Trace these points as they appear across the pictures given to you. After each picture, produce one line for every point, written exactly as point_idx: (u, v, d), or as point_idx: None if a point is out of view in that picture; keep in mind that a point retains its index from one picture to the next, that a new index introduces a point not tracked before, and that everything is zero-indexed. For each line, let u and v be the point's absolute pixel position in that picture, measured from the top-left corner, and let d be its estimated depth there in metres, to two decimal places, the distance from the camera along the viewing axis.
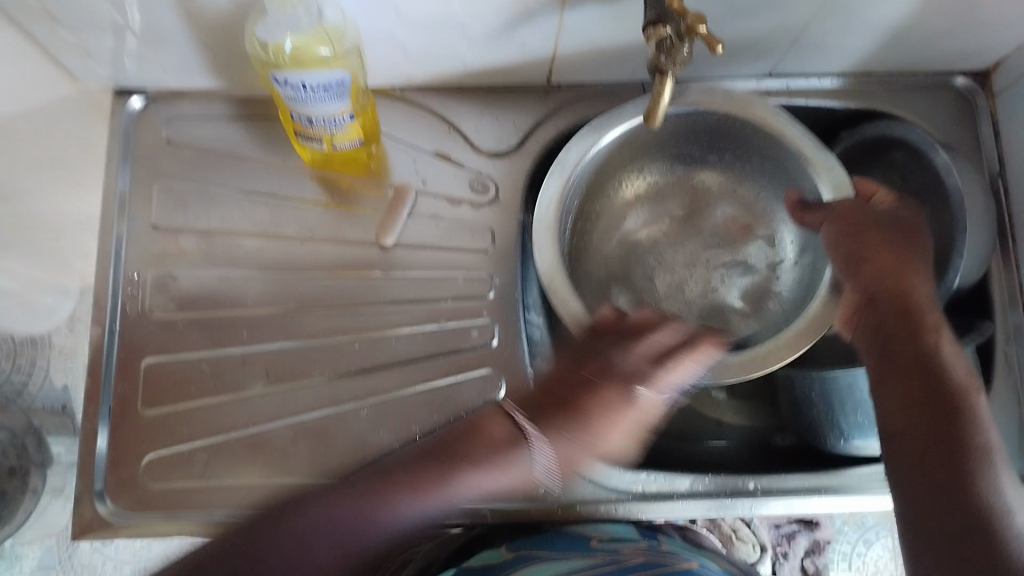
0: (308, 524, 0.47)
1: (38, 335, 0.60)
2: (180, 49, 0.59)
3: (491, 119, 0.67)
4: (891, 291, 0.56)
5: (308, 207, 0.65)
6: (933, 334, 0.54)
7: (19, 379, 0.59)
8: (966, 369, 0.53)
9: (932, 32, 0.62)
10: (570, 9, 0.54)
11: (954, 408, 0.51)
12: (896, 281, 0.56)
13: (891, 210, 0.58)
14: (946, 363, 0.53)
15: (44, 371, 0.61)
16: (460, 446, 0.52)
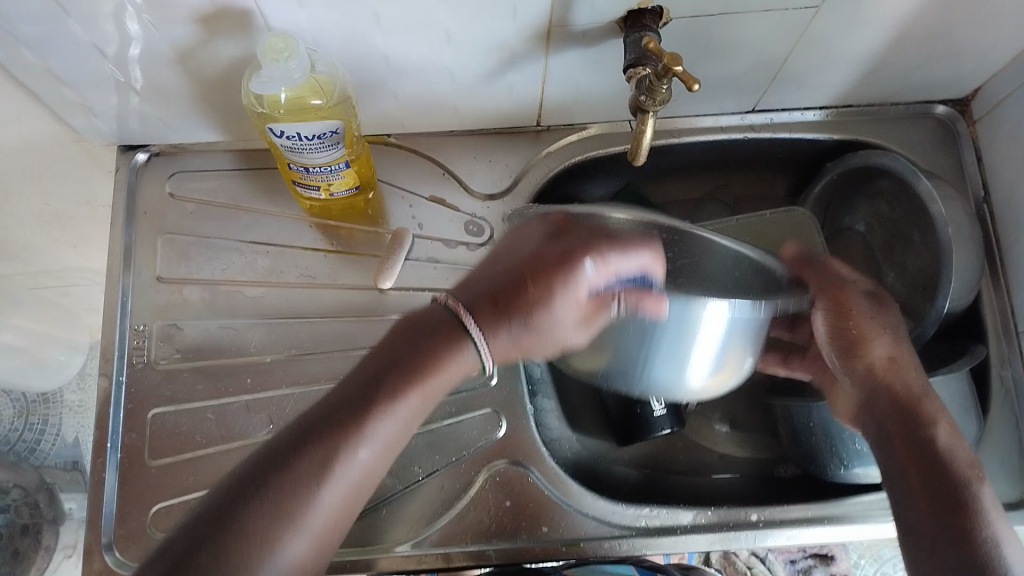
0: (278, 489, 0.43)
1: (51, 393, 0.67)
2: (180, 106, 0.61)
3: (483, 163, 0.68)
4: (865, 360, 0.57)
5: (308, 254, 0.66)
6: (936, 422, 0.53)
7: (31, 436, 0.65)
8: (969, 458, 0.51)
9: (909, 63, 0.64)
10: (554, 54, 0.56)
11: (952, 485, 0.49)
12: (877, 352, 0.56)
13: (868, 288, 0.59)
14: (948, 449, 0.51)
15: (57, 428, 0.66)
16: (410, 361, 0.47)
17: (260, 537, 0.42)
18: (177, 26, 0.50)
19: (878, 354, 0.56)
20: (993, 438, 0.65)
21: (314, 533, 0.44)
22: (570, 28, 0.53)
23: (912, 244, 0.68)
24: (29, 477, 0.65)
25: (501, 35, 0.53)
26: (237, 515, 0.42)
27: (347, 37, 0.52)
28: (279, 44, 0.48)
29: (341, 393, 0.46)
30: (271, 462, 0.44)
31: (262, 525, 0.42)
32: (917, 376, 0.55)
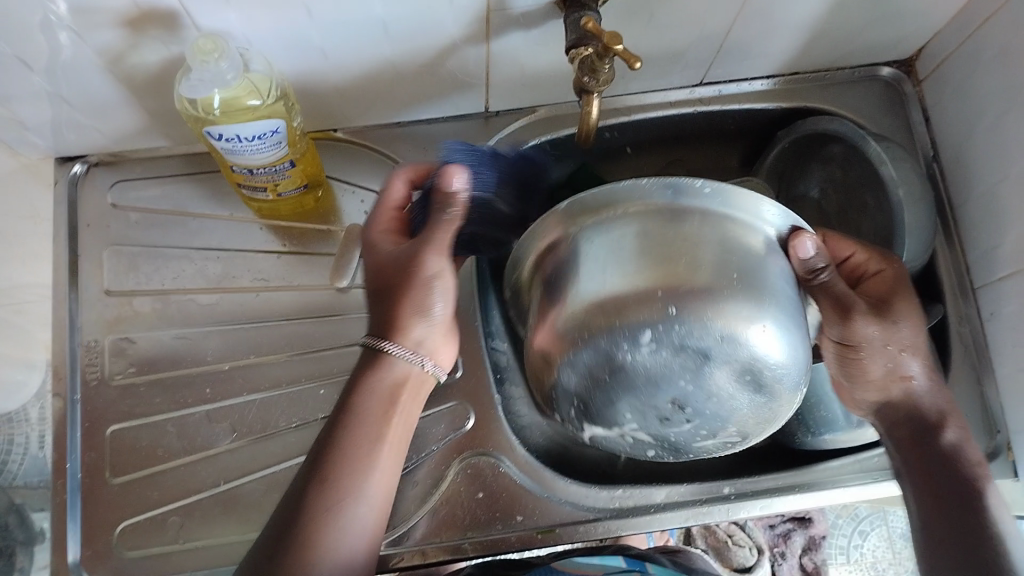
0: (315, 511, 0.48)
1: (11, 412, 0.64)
2: (117, 114, 0.59)
3: (434, 153, 0.67)
4: (895, 377, 0.54)
5: (261, 257, 0.65)
6: (945, 424, 0.55)
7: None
8: (978, 457, 0.54)
9: (852, 27, 0.64)
10: (495, 38, 0.55)
11: (962, 483, 0.52)
12: (904, 366, 0.54)
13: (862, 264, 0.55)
14: (955, 449, 0.54)
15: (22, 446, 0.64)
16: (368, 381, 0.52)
17: (293, 559, 0.46)
18: (103, 32, 0.48)
19: (900, 374, 0.54)
20: (956, 394, 0.65)
21: (346, 557, 0.48)
22: (508, 12, 0.52)
23: (867, 207, 0.69)
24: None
25: (439, 22, 0.52)
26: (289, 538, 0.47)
27: (280, 33, 0.51)
28: (208, 45, 0.46)
29: (322, 441, 0.51)
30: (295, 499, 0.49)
31: (299, 537, 0.47)
32: (940, 399, 0.55)
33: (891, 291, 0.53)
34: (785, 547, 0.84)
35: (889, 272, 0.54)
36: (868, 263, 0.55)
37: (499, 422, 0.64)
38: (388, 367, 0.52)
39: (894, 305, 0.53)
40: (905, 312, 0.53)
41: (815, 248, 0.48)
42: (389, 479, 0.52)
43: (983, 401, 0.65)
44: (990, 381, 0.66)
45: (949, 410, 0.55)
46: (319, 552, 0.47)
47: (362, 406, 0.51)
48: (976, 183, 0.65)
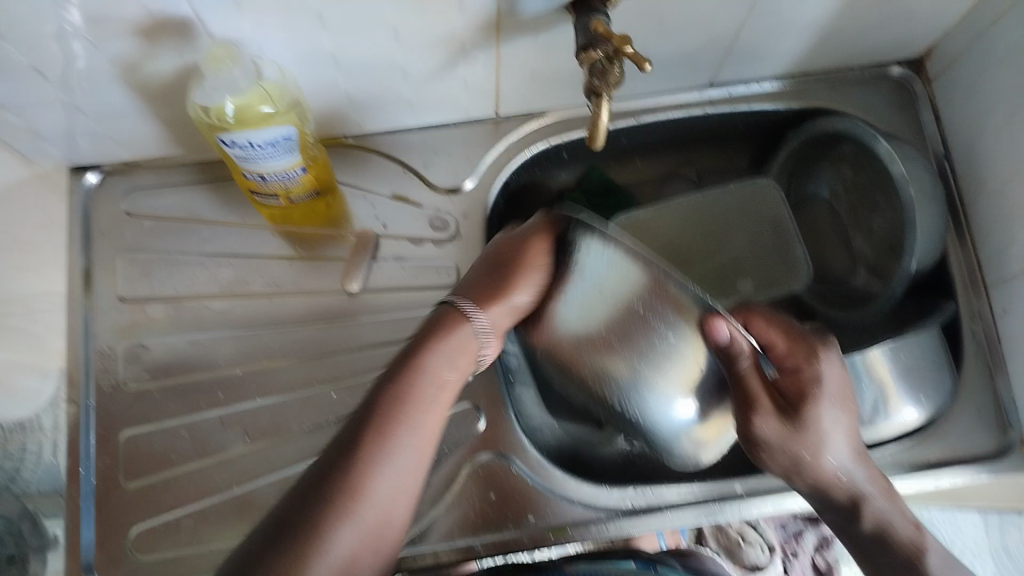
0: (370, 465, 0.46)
1: (26, 420, 0.62)
2: (129, 122, 0.60)
3: (444, 158, 0.68)
4: (802, 470, 0.51)
5: (273, 262, 0.65)
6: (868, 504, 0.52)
7: (10, 466, 0.61)
8: (914, 522, 0.52)
9: (859, 28, 0.64)
10: (504, 43, 0.55)
11: (898, 571, 0.51)
12: (823, 462, 0.50)
13: (784, 347, 0.50)
14: (888, 528, 0.51)
15: (36, 455, 0.62)
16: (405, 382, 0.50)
17: (350, 512, 0.44)
18: (117, 41, 0.49)
19: (813, 468, 0.50)
20: (970, 391, 0.65)
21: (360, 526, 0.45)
22: (517, 16, 0.52)
23: (876, 206, 0.69)
24: (12, 505, 0.61)
25: (448, 27, 0.52)
26: (337, 483, 0.45)
27: (290, 41, 0.51)
28: (222, 53, 0.48)
29: (372, 404, 0.49)
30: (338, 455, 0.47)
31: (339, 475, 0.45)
32: (859, 483, 0.51)
33: (801, 391, 0.49)
34: (797, 546, 0.84)
35: (807, 370, 0.50)
36: (785, 358, 0.50)
37: (511, 423, 0.64)
38: (444, 349, 0.51)
39: (802, 405, 0.49)
40: (808, 416, 0.49)
41: (732, 335, 0.45)
42: (399, 500, 0.47)
43: (997, 399, 0.65)
44: (1003, 377, 0.65)
45: (872, 490, 0.52)
46: (361, 514, 0.45)
47: (425, 366, 0.50)
48: (989, 181, 0.65)
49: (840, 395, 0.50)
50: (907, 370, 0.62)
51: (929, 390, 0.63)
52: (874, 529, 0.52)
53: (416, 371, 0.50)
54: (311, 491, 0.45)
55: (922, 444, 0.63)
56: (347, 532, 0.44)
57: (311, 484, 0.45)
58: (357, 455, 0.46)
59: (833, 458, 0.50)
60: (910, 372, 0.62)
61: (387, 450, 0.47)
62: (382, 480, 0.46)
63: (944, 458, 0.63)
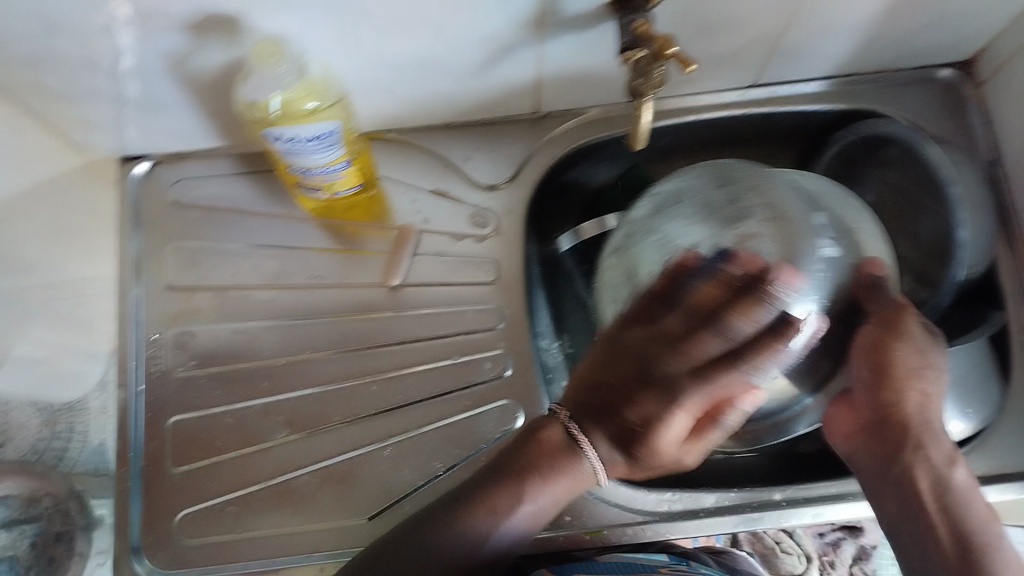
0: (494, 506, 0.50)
1: (73, 401, 0.63)
2: (182, 116, 0.61)
3: (486, 155, 0.68)
4: (894, 387, 0.52)
5: (316, 255, 0.67)
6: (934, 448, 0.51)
7: (58, 445, 0.61)
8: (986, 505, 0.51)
9: (909, 28, 0.63)
10: (547, 40, 0.56)
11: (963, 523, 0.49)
12: (924, 380, 0.52)
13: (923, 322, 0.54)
14: (966, 486, 0.51)
15: (83, 435, 0.63)
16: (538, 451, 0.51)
17: (534, 486, 0.50)
18: (171, 35, 0.50)
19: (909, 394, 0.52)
20: (1015, 401, 0.64)
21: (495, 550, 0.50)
22: (560, 15, 0.53)
23: (922, 210, 0.67)
24: (58, 485, 0.60)
25: (490, 24, 0.53)
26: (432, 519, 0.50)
27: (337, 38, 0.52)
28: (268, 49, 0.49)
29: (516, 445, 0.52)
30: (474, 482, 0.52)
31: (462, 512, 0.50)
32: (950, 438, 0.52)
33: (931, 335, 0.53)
34: None
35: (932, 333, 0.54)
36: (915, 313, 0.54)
37: None
38: (576, 460, 0.51)
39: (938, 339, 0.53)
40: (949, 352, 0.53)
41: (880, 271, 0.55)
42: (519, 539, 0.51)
43: None
44: None
45: (958, 457, 0.52)
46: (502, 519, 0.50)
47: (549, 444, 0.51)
48: None
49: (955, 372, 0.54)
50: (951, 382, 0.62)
51: (974, 403, 0.63)
52: (965, 483, 0.51)
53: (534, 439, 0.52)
54: (427, 520, 0.51)
55: (967, 457, 0.62)
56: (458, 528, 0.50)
57: (423, 520, 0.51)
58: (495, 478, 0.51)
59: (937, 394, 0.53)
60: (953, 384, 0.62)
61: (531, 475, 0.50)
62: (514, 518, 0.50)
63: (991, 473, 0.62)
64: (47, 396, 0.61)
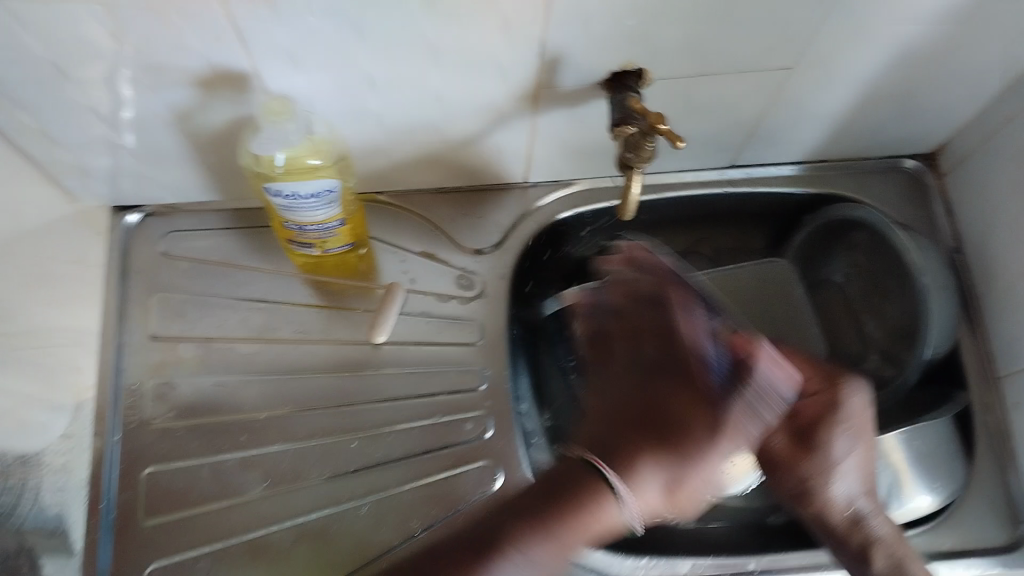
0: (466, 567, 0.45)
1: (31, 453, 0.59)
2: (180, 168, 0.63)
3: (474, 221, 0.71)
4: (811, 500, 0.54)
5: (302, 310, 0.68)
6: (873, 541, 0.53)
7: (7, 500, 0.57)
8: (920, 569, 0.53)
9: (876, 120, 0.67)
10: (541, 115, 0.58)
11: None
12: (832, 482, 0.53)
13: (817, 375, 0.55)
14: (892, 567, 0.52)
15: (36, 492, 0.59)
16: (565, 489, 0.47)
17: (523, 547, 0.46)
18: (178, 90, 0.52)
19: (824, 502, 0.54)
20: (980, 478, 0.65)
21: None
22: (556, 89, 0.55)
23: (889, 293, 0.71)
24: (10, 542, 0.57)
25: (488, 96, 0.55)
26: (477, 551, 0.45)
27: (342, 100, 0.54)
28: (279, 106, 0.50)
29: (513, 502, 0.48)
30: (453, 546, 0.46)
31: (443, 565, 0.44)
32: (874, 519, 0.54)
33: (819, 416, 0.54)
34: None
35: (827, 394, 0.54)
36: (807, 381, 0.55)
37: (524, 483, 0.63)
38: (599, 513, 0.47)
39: (818, 431, 0.53)
40: (837, 427, 0.53)
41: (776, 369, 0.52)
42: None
43: (1008, 488, 0.65)
44: (1015, 470, 0.65)
45: (883, 533, 0.53)
46: None
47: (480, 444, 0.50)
48: (1001, 274, 0.67)
49: (862, 428, 0.54)
50: (921, 457, 0.64)
51: (943, 479, 0.65)
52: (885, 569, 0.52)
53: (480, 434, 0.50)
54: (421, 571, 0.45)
55: (935, 532, 0.63)
56: None
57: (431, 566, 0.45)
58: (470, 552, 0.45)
59: (845, 486, 0.53)
60: (923, 458, 0.64)
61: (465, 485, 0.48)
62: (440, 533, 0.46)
63: (956, 547, 0.63)
64: (8, 445, 0.57)
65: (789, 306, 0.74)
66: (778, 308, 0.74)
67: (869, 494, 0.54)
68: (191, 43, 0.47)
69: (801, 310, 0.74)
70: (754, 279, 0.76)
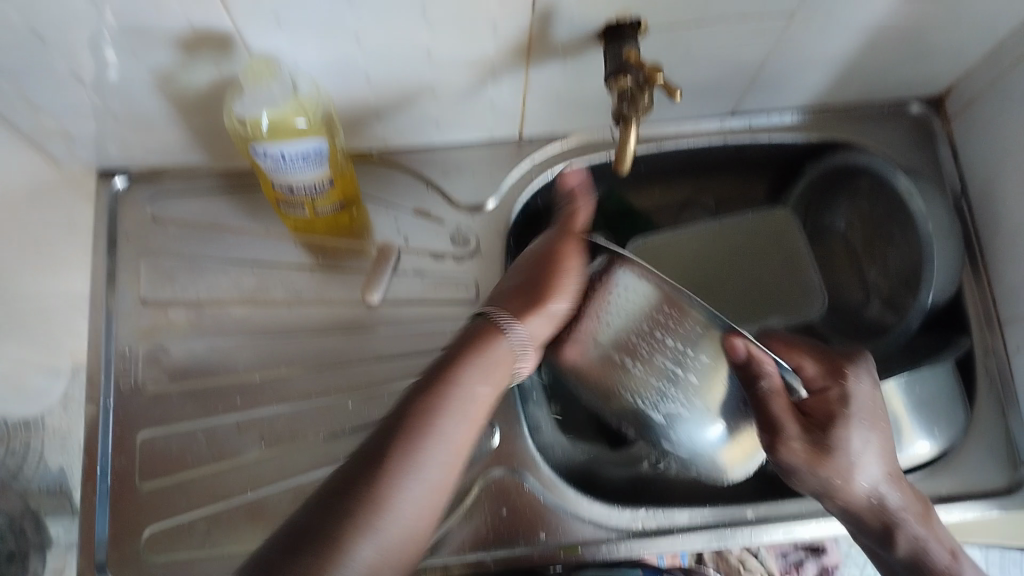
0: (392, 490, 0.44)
1: (32, 417, 0.60)
2: (162, 129, 0.61)
3: (468, 176, 0.69)
4: (832, 497, 0.52)
5: (294, 271, 0.66)
6: (898, 528, 0.53)
7: (13, 462, 0.59)
8: (949, 548, 0.53)
9: (880, 65, 0.65)
10: (534, 68, 0.56)
11: None
12: (854, 478, 0.51)
13: (818, 372, 0.54)
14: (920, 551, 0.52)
15: (38, 453, 0.60)
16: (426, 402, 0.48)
17: (415, 469, 0.46)
18: (156, 51, 0.50)
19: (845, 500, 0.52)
20: (979, 424, 0.66)
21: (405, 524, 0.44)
22: (549, 41, 0.53)
23: (893, 239, 0.70)
24: (13, 504, 0.58)
25: (478, 49, 0.53)
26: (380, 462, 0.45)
27: (326, 57, 0.52)
28: (260, 67, 0.49)
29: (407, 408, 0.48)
30: (338, 486, 0.44)
31: (374, 482, 0.44)
32: (898, 504, 0.53)
33: (830, 413, 0.52)
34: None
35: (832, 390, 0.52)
36: (813, 377, 0.54)
37: (523, 439, 0.64)
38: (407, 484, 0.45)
39: (830, 429, 0.51)
40: (848, 420, 0.51)
41: (748, 353, 0.48)
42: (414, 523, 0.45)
43: (1007, 432, 0.65)
44: (1016, 415, 0.65)
45: (908, 517, 0.53)
46: (385, 519, 0.43)
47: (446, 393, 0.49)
48: (1005, 222, 0.66)
49: (872, 417, 0.52)
50: (921, 404, 0.64)
51: (941, 423, 0.65)
52: (910, 556, 0.53)
53: (452, 381, 0.50)
54: (338, 488, 0.44)
55: (934, 477, 0.64)
56: (377, 529, 0.43)
57: (348, 477, 0.44)
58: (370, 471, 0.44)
59: (866, 479, 0.52)
60: (923, 406, 0.64)
61: (411, 463, 0.45)
62: (403, 494, 0.45)
63: (954, 491, 0.64)
64: (7, 409, 0.58)
65: (789, 254, 0.75)
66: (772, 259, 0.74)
67: (895, 477, 0.53)
68: (167, 3, 0.45)
69: (798, 261, 0.74)
70: (746, 226, 0.75)
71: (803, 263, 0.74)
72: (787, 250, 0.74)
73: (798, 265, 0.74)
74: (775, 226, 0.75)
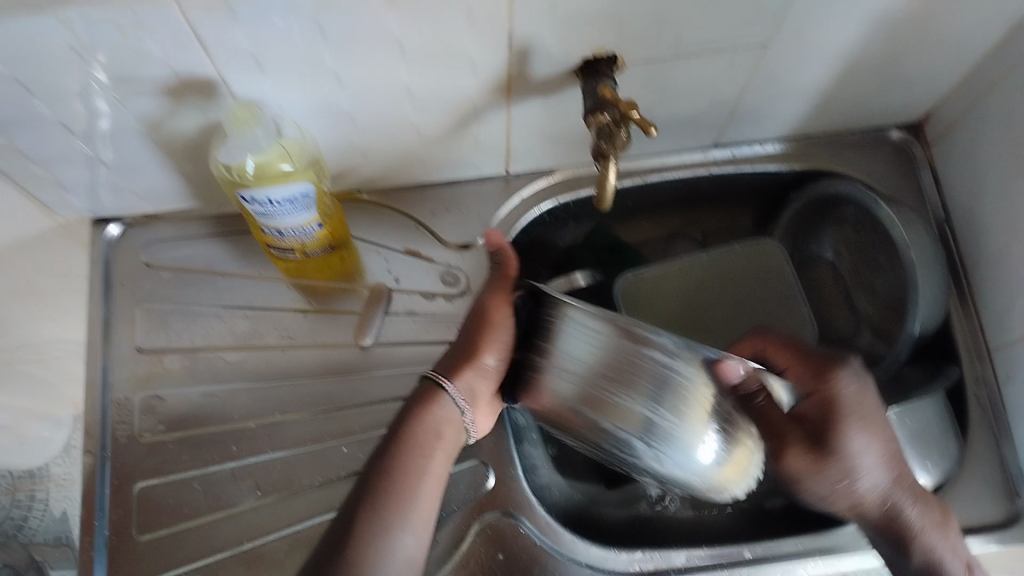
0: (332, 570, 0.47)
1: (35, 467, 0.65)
2: (155, 178, 0.62)
3: (457, 215, 0.70)
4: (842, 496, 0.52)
5: (288, 315, 0.67)
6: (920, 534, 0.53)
7: (18, 513, 0.65)
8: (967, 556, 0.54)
9: (857, 93, 0.66)
10: (515, 105, 0.58)
11: None
12: (867, 476, 0.51)
13: (824, 362, 0.51)
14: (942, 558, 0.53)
15: (44, 501, 0.65)
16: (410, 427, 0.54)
17: (400, 517, 0.50)
18: (146, 101, 0.51)
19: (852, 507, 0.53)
20: (975, 455, 0.65)
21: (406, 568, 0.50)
22: (529, 79, 0.55)
23: (878, 264, 0.70)
24: (18, 555, 0.65)
25: (459, 89, 0.55)
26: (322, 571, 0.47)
27: (310, 102, 0.54)
28: (244, 113, 0.50)
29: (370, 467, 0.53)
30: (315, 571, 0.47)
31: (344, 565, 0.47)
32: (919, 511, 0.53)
33: (828, 412, 0.51)
34: None
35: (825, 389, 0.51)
36: (801, 378, 0.52)
37: (518, 483, 0.64)
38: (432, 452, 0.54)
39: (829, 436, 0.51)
40: (850, 422, 0.50)
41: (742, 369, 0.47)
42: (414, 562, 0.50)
43: (1003, 463, 0.65)
44: (1009, 445, 0.65)
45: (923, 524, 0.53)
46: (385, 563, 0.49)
47: (422, 440, 0.53)
48: (991, 244, 0.66)
49: (874, 418, 0.51)
50: (914, 436, 0.63)
51: (937, 456, 0.64)
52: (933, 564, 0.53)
53: (419, 418, 0.54)
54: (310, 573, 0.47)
55: None
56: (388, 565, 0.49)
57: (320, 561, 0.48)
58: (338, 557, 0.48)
59: (874, 480, 0.52)
60: (916, 438, 0.63)
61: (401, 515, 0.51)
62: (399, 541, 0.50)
63: None
64: (11, 463, 0.65)
65: (777, 289, 0.72)
66: (762, 295, 0.72)
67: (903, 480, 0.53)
68: (153, 52, 0.47)
69: (789, 298, 0.72)
70: (733, 256, 0.73)
71: (795, 297, 0.72)
72: (778, 286, 0.72)
73: (787, 303, 0.72)
74: (766, 258, 0.73)
